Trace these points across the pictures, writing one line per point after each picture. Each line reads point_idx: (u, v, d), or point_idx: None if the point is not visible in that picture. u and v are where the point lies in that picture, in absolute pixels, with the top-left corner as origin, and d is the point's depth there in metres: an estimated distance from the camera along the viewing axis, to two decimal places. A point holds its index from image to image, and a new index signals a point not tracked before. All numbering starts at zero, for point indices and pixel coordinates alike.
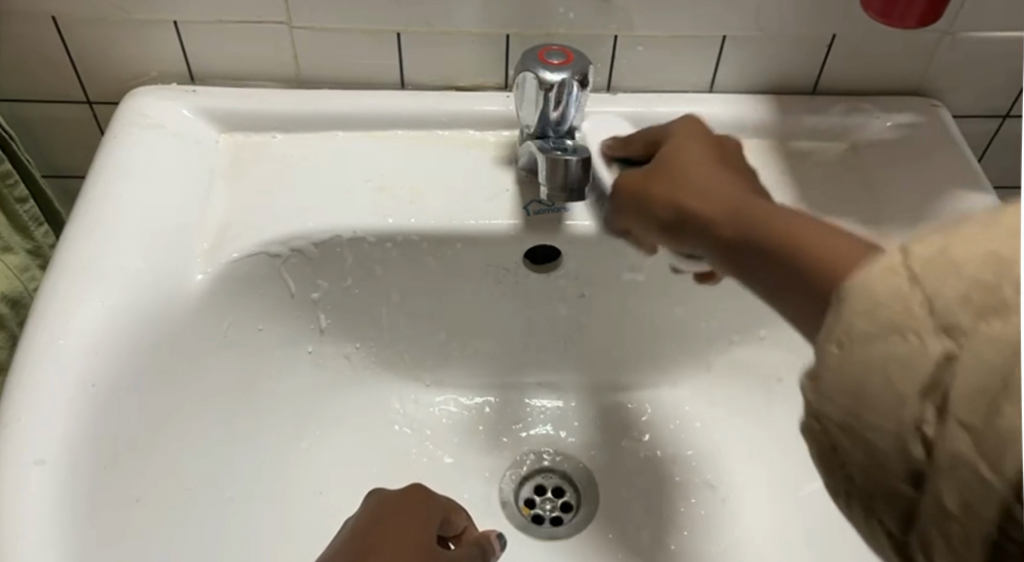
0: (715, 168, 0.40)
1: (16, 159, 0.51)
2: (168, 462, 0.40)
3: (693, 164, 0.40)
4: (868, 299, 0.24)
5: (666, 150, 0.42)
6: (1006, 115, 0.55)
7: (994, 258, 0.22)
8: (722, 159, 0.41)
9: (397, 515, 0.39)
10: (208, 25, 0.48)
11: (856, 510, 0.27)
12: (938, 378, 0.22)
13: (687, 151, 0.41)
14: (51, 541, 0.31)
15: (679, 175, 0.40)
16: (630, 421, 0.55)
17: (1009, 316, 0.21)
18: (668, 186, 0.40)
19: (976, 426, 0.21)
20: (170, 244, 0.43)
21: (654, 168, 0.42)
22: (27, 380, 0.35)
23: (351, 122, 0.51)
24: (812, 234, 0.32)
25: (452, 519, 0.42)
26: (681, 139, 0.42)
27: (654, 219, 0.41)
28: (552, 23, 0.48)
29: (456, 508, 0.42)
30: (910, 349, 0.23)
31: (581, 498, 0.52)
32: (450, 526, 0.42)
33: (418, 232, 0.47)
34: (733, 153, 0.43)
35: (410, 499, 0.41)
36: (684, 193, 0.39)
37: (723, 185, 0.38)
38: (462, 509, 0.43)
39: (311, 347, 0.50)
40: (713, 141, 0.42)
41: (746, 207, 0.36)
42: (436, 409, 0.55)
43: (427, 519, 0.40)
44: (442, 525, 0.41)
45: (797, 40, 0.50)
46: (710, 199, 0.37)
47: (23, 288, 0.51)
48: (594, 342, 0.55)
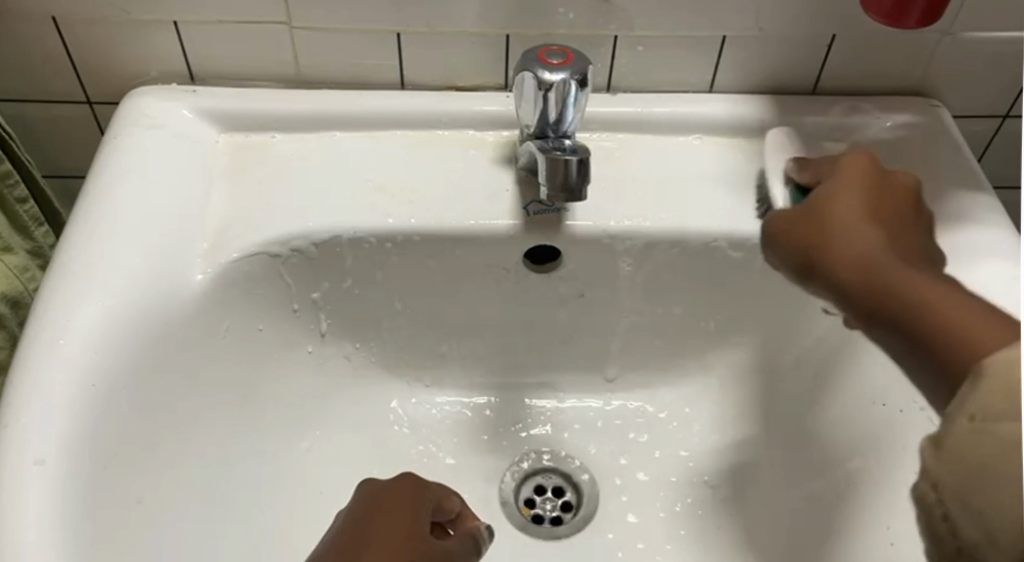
0: (868, 213, 0.37)
1: (15, 159, 0.51)
2: (166, 465, 0.39)
3: (841, 213, 0.37)
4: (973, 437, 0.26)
5: (821, 193, 0.39)
6: (1005, 115, 0.55)
7: None
8: (881, 207, 0.37)
9: (392, 509, 0.39)
10: (209, 25, 0.48)
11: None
12: None
13: (844, 197, 0.38)
14: (52, 541, 0.31)
15: (824, 224, 0.37)
16: (630, 422, 0.55)
17: None
18: (809, 234, 0.38)
19: None
20: (171, 245, 0.43)
21: (808, 209, 0.39)
22: (26, 383, 0.35)
23: (351, 122, 0.51)
24: (938, 298, 0.32)
25: (444, 505, 0.42)
26: (839, 183, 0.39)
27: (792, 263, 0.39)
28: (552, 24, 0.49)
29: (450, 494, 0.42)
30: None
31: (581, 498, 0.52)
32: (444, 512, 0.42)
33: (419, 232, 0.47)
34: (892, 201, 0.38)
35: (402, 489, 0.40)
36: (822, 242, 0.37)
37: (850, 243, 0.35)
38: (456, 494, 0.43)
39: (312, 347, 0.50)
40: (877, 182, 0.39)
41: (887, 275, 0.33)
42: (436, 409, 0.55)
43: (421, 509, 0.40)
44: (436, 514, 0.41)
45: (796, 39, 0.50)
46: (845, 254, 0.35)
47: (22, 288, 0.51)
48: (595, 344, 0.55)
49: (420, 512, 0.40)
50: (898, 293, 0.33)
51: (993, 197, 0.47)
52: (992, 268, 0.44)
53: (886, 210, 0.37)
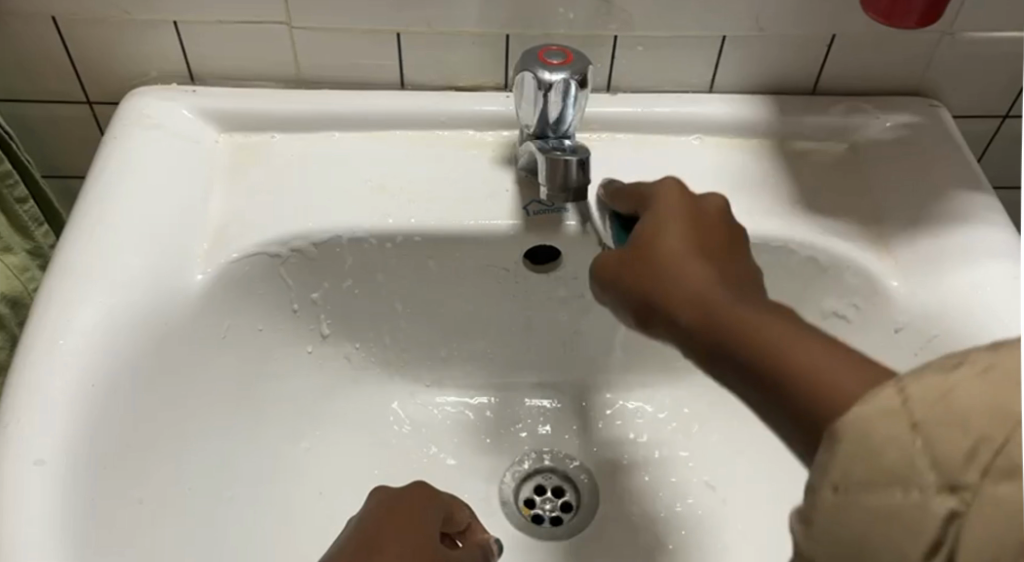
0: (694, 248, 0.35)
1: (16, 159, 0.51)
2: (166, 467, 0.39)
3: (671, 247, 0.35)
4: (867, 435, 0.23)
5: (646, 225, 0.38)
6: (1006, 115, 0.55)
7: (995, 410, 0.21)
8: (710, 242, 0.36)
9: (398, 514, 0.39)
10: (207, 25, 0.48)
11: None
12: (942, 537, 0.21)
13: (667, 234, 0.36)
14: (51, 541, 0.31)
15: (655, 259, 0.35)
16: (630, 422, 0.55)
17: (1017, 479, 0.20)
18: (642, 270, 0.36)
19: None
20: (169, 245, 0.43)
21: (637, 245, 0.37)
22: (27, 382, 0.35)
23: (350, 122, 0.51)
24: (770, 342, 0.29)
25: (454, 516, 0.42)
26: (656, 214, 0.38)
27: (627, 302, 0.36)
28: (552, 24, 0.49)
29: (460, 504, 0.43)
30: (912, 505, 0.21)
31: (581, 498, 0.52)
32: (454, 523, 0.42)
33: (419, 233, 0.47)
34: (708, 232, 0.36)
35: (410, 495, 0.41)
36: (682, 281, 0.34)
37: (698, 279, 0.33)
38: (465, 505, 0.43)
39: (310, 347, 0.50)
40: (698, 215, 0.37)
41: (717, 306, 0.32)
42: (435, 409, 0.55)
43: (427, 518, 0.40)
44: (446, 524, 0.42)
45: (796, 40, 0.50)
46: (681, 293, 0.33)
47: (23, 288, 0.51)
48: (594, 345, 0.54)
49: (429, 516, 0.40)
50: (752, 338, 0.30)
51: (994, 197, 0.47)
52: (990, 267, 0.44)
53: (707, 245, 0.36)
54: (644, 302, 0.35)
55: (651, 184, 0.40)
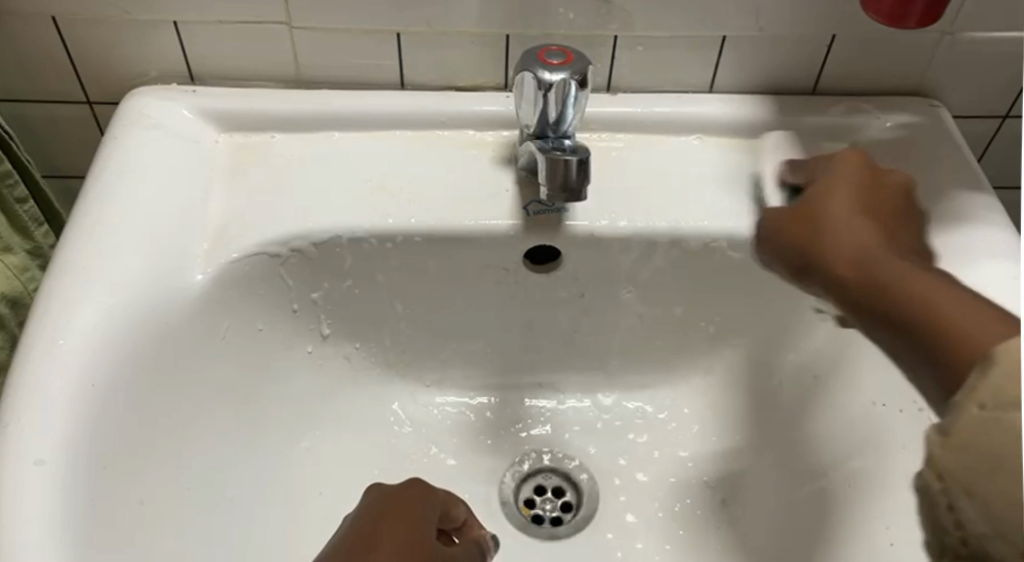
0: (861, 209, 0.39)
1: (16, 159, 0.51)
2: (167, 466, 0.39)
3: (838, 209, 0.39)
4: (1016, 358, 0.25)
5: (813, 189, 0.41)
6: (1005, 115, 0.55)
7: None
8: (875, 207, 0.40)
9: (394, 512, 0.39)
10: (208, 25, 0.48)
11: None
12: None
13: (832, 198, 0.40)
14: (52, 542, 0.31)
15: (830, 222, 0.39)
16: (631, 422, 0.55)
17: None
18: (802, 231, 0.40)
19: None
20: (170, 245, 0.43)
21: (801, 206, 0.41)
22: (27, 382, 0.35)
23: (351, 122, 0.51)
24: (921, 287, 0.34)
25: (451, 513, 0.42)
26: (832, 179, 0.41)
27: (784, 261, 0.41)
28: (552, 24, 0.49)
29: (456, 501, 0.42)
30: None
31: (581, 498, 0.52)
32: (450, 520, 0.42)
33: (420, 233, 0.47)
34: (887, 198, 0.41)
35: (408, 493, 0.41)
36: (827, 243, 0.38)
37: (847, 242, 0.37)
38: (462, 501, 0.43)
39: (311, 347, 0.50)
40: (875, 182, 0.41)
41: (867, 267, 0.36)
42: (435, 409, 0.55)
43: (425, 515, 0.40)
44: (443, 521, 0.41)
45: (796, 40, 0.50)
46: (842, 252, 0.37)
47: (21, 288, 0.51)
48: (594, 345, 0.55)
49: (426, 513, 0.40)
50: (892, 284, 0.34)
51: (993, 197, 0.47)
52: (990, 267, 0.44)
53: (876, 209, 0.40)
54: (809, 256, 0.39)
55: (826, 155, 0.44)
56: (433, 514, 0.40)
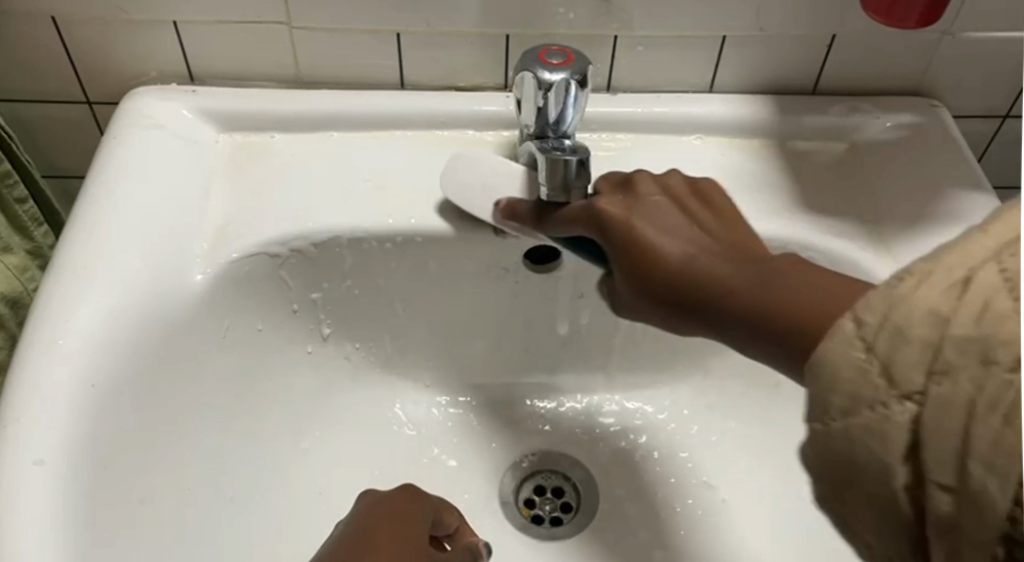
0: (666, 232, 0.38)
1: (16, 159, 0.51)
2: (167, 464, 0.39)
3: (655, 230, 0.38)
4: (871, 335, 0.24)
5: (620, 218, 0.40)
6: (1006, 116, 0.55)
7: (951, 297, 0.23)
8: (687, 211, 0.40)
9: (387, 519, 0.39)
10: (208, 25, 0.48)
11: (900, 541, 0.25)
12: (915, 438, 0.22)
13: (646, 230, 0.39)
14: (52, 543, 0.31)
15: (645, 247, 0.38)
16: (631, 422, 0.55)
17: (954, 375, 0.21)
18: (642, 257, 0.38)
19: (951, 483, 0.21)
20: (171, 246, 0.43)
21: (625, 240, 0.39)
22: (24, 383, 0.35)
23: (350, 122, 0.51)
24: (795, 286, 0.32)
25: (444, 519, 0.42)
26: (631, 205, 0.40)
27: (639, 295, 0.38)
28: (552, 24, 0.48)
29: (449, 507, 0.43)
30: (877, 418, 0.23)
31: (581, 498, 0.52)
32: (443, 526, 0.42)
33: (420, 233, 0.47)
34: (688, 202, 0.40)
35: (403, 498, 0.41)
36: (663, 262, 0.37)
37: (689, 254, 0.36)
38: (456, 509, 0.43)
39: (311, 347, 0.50)
40: (673, 200, 0.41)
41: (702, 285, 0.35)
42: (436, 409, 0.55)
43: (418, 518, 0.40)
44: (435, 527, 0.42)
45: (797, 40, 0.50)
46: (677, 269, 0.36)
47: (22, 288, 0.51)
48: (593, 346, 0.54)
49: (420, 520, 0.40)
50: (751, 292, 0.33)
51: (993, 197, 0.47)
52: None
53: (688, 228, 0.38)
54: (675, 297, 0.36)
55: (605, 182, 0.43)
56: (426, 518, 0.40)
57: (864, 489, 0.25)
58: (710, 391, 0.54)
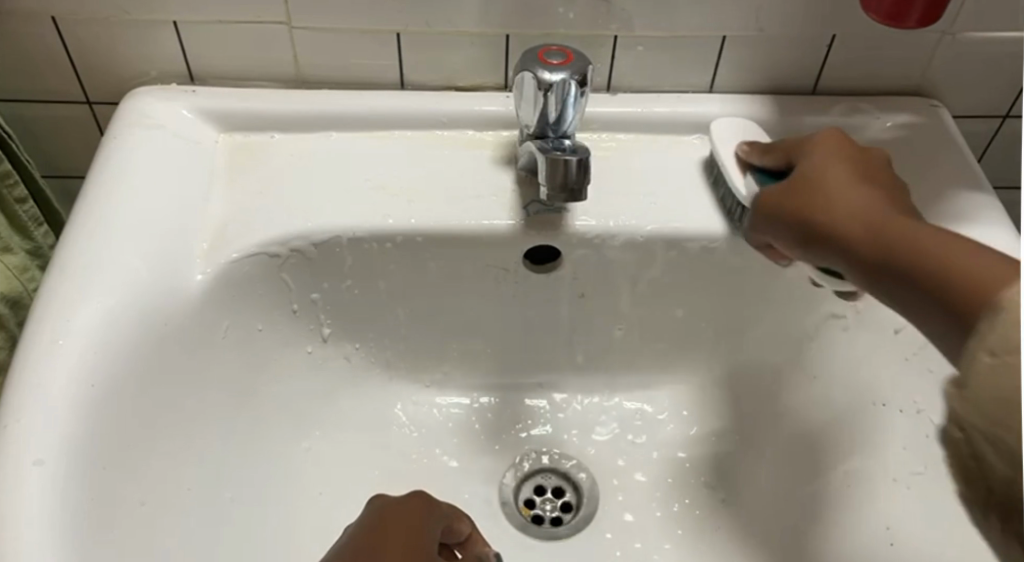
0: (858, 179, 0.41)
1: (16, 159, 0.51)
2: (167, 464, 0.39)
3: (832, 177, 0.41)
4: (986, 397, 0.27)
5: (812, 164, 0.43)
6: (1005, 115, 0.55)
7: None
8: (868, 176, 0.42)
9: (390, 530, 0.39)
10: (209, 26, 0.48)
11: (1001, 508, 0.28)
12: None
13: (830, 171, 0.42)
14: (50, 543, 0.31)
15: (813, 190, 0.41)
16: (630, 423, 0.55)
17: None
18: (804, 199, 0.41)
19: None
20: (171, 245, 0.43)
21: (797, 183, 0.42)
22: (25, 382, 0.35)
23: (351, 122, 0.51)
24: (935, 238, 0.35)
25: (456, 526, 0.42)
26: (822, 156, 0.43)
27: (789, 231, 0.42)
28: (552, 24, 0.48)
29: (462, 516, 0.42)
30: None
31: (581, 498, 0.52)
32: (455, 534, 0.42)
33: (421, 232, 0.47)
34: (870, 169, 0.43)
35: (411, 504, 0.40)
36: (825, 207, 0.40)
37: (864, 203, 0.40)
38: (467, 516, 0.43)
39: (311, 347, 0.50)
40: (858, 156, 0.43)
41: (836, 218, 0.40)
42: (436, 409, 0.55)
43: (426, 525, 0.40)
44: (446, 535, 0.41)
45: (796, 40, 0.50)
46: (845, 212, 0.40)
47: (22, 288, 0.51)
48: (593, 345, 0.54)
49: (427, 531, 0.39)
50: (908, 246, 0.36)
51: (993, 197, 0.47)
52: None
53: (858, 178, 0.41)
54: (808, 227, 0.41)
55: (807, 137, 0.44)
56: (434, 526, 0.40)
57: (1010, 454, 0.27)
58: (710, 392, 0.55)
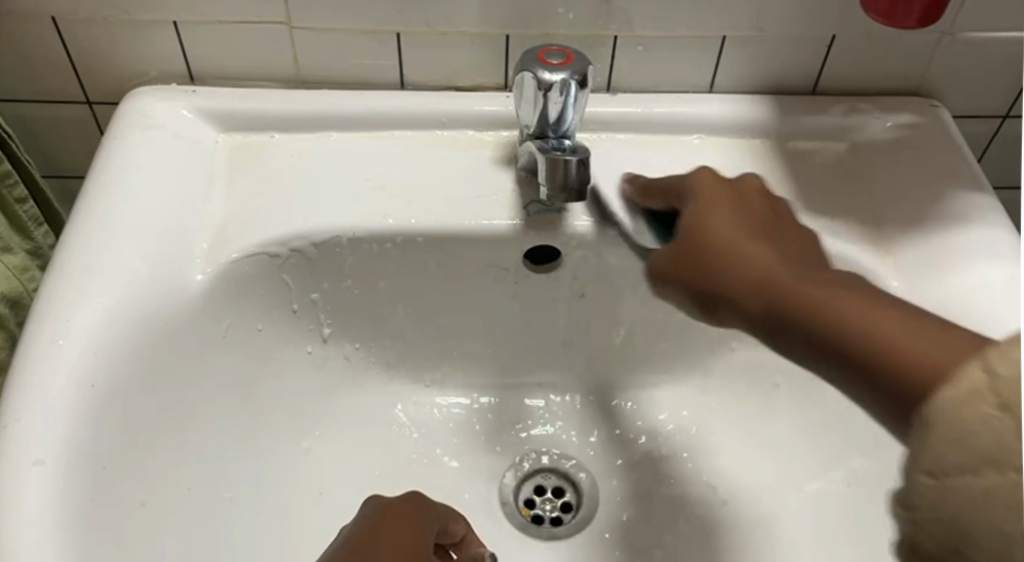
0: (747, 233, 0.36)
1: (16, 159, 0.51)
2: (168, 464, 0.39)
3: (723, 230, 0.37)
4: (956, 429, 0.24)
5: (692, 216, 0.39)
6: (1005, 115, 0.55)
7: None
8: (761, 220, 0.38)
9: (389, 529, 0.39)
10: (209, 25, 0.48)
11: None
12: None
13: (716, 227, 0.37)
14: (50, 543, 0.31)
15: (714, 251, 0.36)
16: (629, 423, 0.55)
17: None
18: (704, 260, 0.36)
19: None
20: (171, 246, 0.43)
21: (682, 240, 0.38)
22: (25, 383, 0.35)
23: (351, 122, 0.51)
24: (882, 316, 0.30)
25: (450, 527, 0.42)
26: (699, 204, 0.39)
27: (693, 292, 0.37)
28: (552, 24, 0.48)
29: (456, 516, 0.43)
30: (1003, 484, 0.22)
31: (581, 498, 0.52)
32: (449, 535, 0.42)
33: (421, 233, 0.47)
34: (751, 205, 0.39)
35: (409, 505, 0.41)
36: (726, 265, 0.35)
37: (768, 264, 0.34)
38: (461, 517, 0.43)
39: (311, 347, 0.50)
40: (735, 200, 0.39)
41: (754, 275, 0.34)
42: (436, 409, 0.55)
43: (424, 525, 0.40)
44: (441, 535, 0.42)
45: (797, 40, 0.50)
46: (754, 275, 0.34)
47: (22, 288, 0.51)
48: (593, 345, 0.55)
49: (425, 532, 0.40)
50: (841, 323, 0.31)
51: (993, 198, 0.47)
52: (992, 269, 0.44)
53: (759, 222, 0.37)
54: (717, 296, 0.36)
55: (682, 175, 0.42)
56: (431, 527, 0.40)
57: None
58: (707, 392, 0.54)
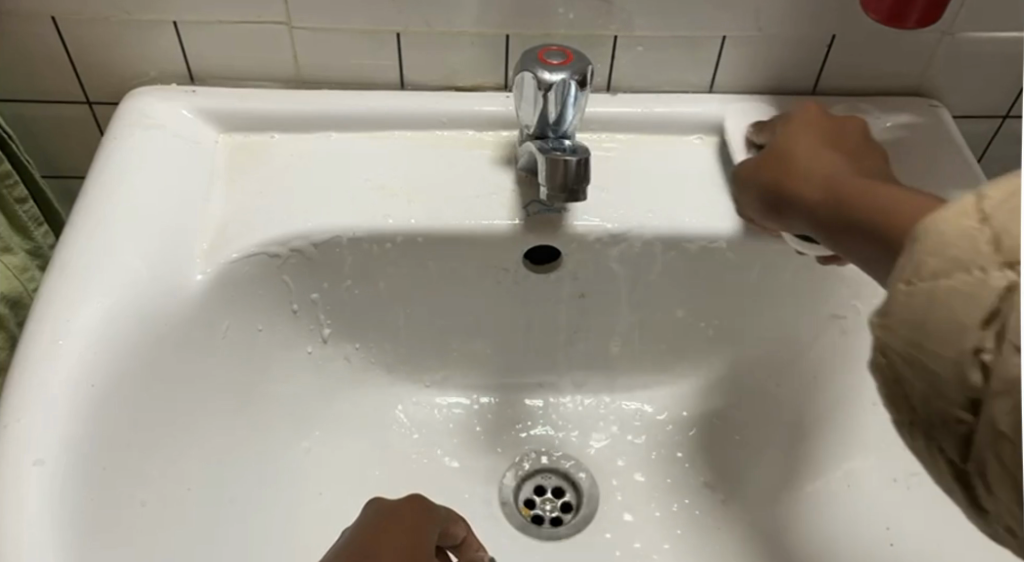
0: (822, 147, 0.41)
1: (16, 159, 0.51)
2: (167, 463, 0.39)
3: (800, 147, 0.42)
4: (938, 239, 0.25)
5: (776, 140, 0.44)
6: (1006, 115, 0.55)
7: None
8: (837, 143, 0.42)
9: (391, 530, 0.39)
10: (209, 26, 0.48)
11: (922, 443, 0.27)
12: (998, 310, 0.23)
13: (798, 142, 0.42)
14: (49, 542, 0.31)
15: (786, 160, 0.42)
16: (630, 424, 0.55)
17: None
18: (777, 170, 0.42)
19: None
20: (172, 245, 0.43)
21: (769, 154, 0.43)
22: (25, 383, 0.35)
23: (351, 122, 0.51)
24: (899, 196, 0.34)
25: (451, 530, 0.42)
26: (791, 127, 0.44)
27: (762, 199, 0.43)
28: (552, 24, 0.48)
29: (456, 519, 0.42)
30: (970, 282, 0.23)
31: (581, 498, 0.52)
32: (450, 537, 0.42)
33: (421, 233, 0.47)
34: (846, 138, 0.43)
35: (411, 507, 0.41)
36: (792, 172, 0.41)
37: (829, 168, 0.39)
38: (462, 519, 0.43)
39: (311, 347, 0.50)
40: (830, 128, 0.44)
41: (806, 179, 0.40)
42: (437, 409, 0.55)
43: (425, 528, 0.40)
44: (441, 539, 0.41)
45: (796, 40, 0.50)
46: (811, 176, 0.39)
47: (22, 289, 0.51)
48: (593, 345, 0.54)
49: (424, 535, 0.40)
50: (867, 201, 0.35)
51: None
52: None
53: (822, 143, 0.42)
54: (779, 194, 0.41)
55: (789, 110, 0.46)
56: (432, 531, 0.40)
57: (914, 383, 0.26)
58: (706, 392, 0.55)
